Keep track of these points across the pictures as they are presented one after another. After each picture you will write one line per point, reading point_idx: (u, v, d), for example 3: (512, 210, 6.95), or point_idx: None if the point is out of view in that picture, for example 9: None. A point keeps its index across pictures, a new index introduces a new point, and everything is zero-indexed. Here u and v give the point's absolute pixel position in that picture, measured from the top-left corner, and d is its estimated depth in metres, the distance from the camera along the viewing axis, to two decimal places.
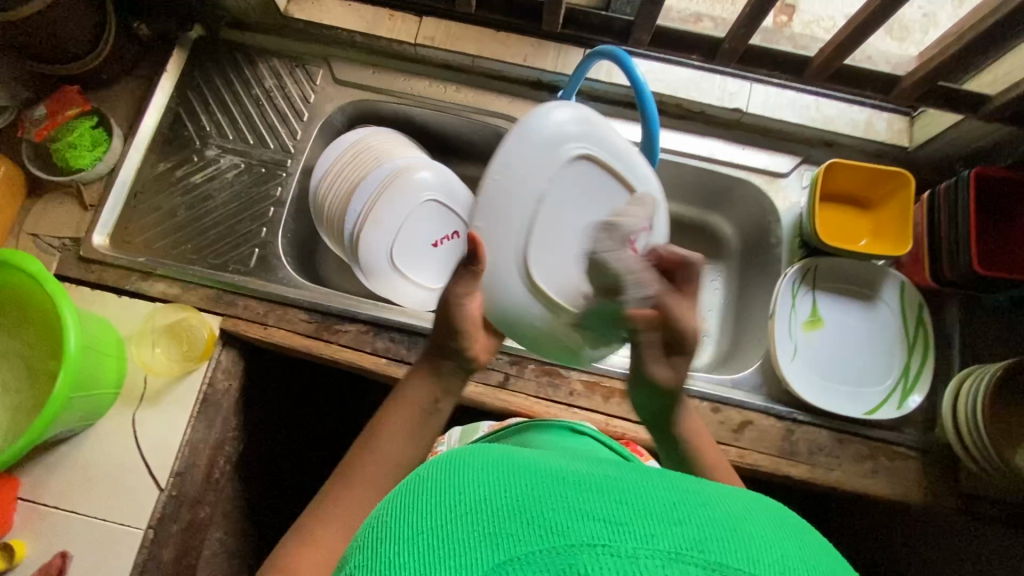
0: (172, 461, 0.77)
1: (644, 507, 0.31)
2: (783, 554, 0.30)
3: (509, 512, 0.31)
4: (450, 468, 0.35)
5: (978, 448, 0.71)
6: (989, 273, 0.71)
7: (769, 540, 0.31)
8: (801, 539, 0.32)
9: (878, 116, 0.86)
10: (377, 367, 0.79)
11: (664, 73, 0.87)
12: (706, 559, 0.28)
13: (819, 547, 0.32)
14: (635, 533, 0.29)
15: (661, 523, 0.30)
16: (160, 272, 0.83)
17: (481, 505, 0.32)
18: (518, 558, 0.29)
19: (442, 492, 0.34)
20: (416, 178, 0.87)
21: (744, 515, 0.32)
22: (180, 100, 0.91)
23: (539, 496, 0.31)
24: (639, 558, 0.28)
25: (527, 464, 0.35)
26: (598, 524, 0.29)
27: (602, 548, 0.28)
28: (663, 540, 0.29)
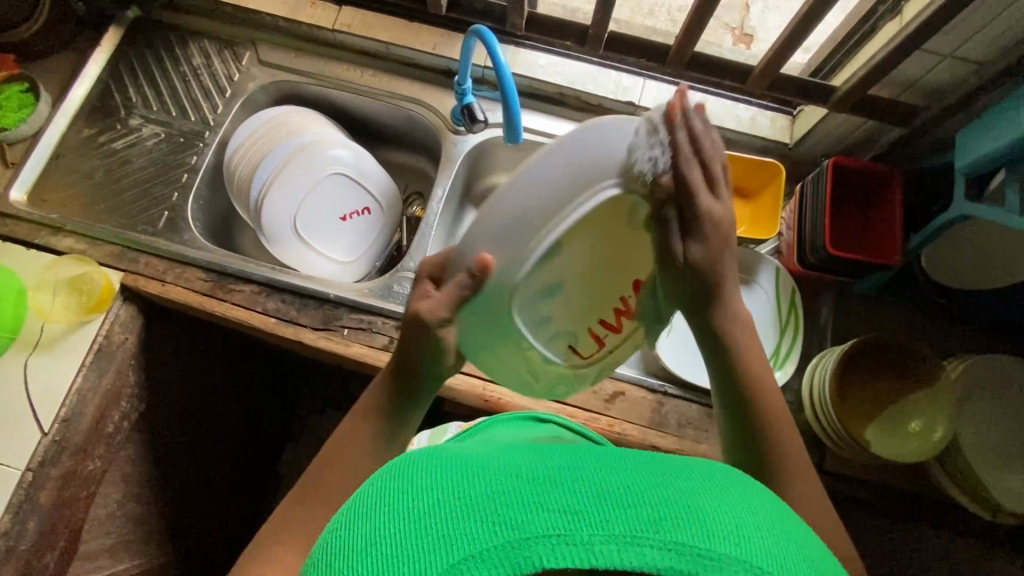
0: (59, 406, 0.79)
1: (597, 492, 0.30)
2: (739, 524, 0.31)
3: (466, 512, 0.30)
4: (408, 474, 0.34)
5: (828, 422, 0.73)
6: (840, 254, 0.75)
7: (725, 511, 0.31)
8: (754, 506, 0.33)
9: (762, 114, 0.91)
10: (265, 325, 0.82)
11: (563, 66, 0.93)
12: (662, 540, 0.28)
13: (772, 515, 0.33)
14: (591, 522, 0.29)
15: (615, 508, 0.29)
16: (69, 228, 0.86)
17: (437, 509, 0.31)
18: (475, 555, 0.28)
19: (395, 497, 0.33)
20: (325, 153, 0.92)
21: (700, 489, 0.32)
22: (111, 73, 0.97)
23: (497, 496, 0.30)
24: (594, 543, 0.28)
25: (484, 460, 0.34)
26: (555, 516, 0.29)
27: (558, 538, 0.28)
28: (618, 524, 0.29)
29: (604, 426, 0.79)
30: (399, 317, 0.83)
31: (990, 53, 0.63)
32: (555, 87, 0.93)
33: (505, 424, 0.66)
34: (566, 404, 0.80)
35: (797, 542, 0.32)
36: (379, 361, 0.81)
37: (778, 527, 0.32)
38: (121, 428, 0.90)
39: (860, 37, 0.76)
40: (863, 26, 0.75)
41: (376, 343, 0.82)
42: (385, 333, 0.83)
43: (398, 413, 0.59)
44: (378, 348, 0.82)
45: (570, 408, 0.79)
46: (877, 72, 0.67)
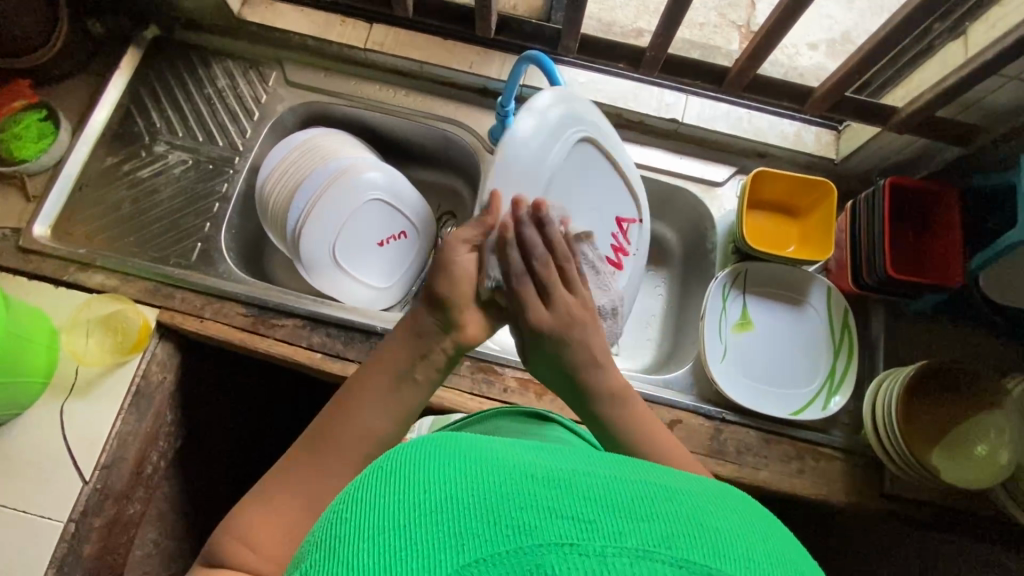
0: (99, 453, 0.76)
1: (609, 499, 0.26)
2: (749, 548, 0.26)
3: (470, 506, 0.25)
4: (406, 454, 0.29)
5: (895, 449, 0.72)
6: (903, 277, 0.74)
7: (737, 532, 0.26)
8: (767, 530, 0.28)
9: (806, 129, 0.90)
10: (310, 360, 0.80)
11: (603, 84, 0.91)
12: (675, 556, 0.24)
13: (783, 539, 0.28)
14: (604, 530, 0.24)
15: (629, 518, 0.25)
16: (98, 264, 0.82)
17: (435, 496, 0.26)
18: (481, 559, 0.24)
19: (391, 480, 0.28)
20: (362, 178, 0.89)
21: (710, 506, 0.28)
22: (132, 97, 0.93)
23: (506, 490, 0.26)
24: (608, 556, 0.23)
25: (485, 445, 0.29)
26: (566, 522, 0.24)
27: (569, 547, 0.24)
28: (633, 536, 0.24)
29: None
30: None
31: None
32: (596, 105, 0.91)
33: (514, 416, 0.64)
34: None
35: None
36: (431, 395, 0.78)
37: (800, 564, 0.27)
38: (159, 468, 0.87)
39: (917, 55, 0.75)
40: (921, 44, 0.74)
41: None
42: None
43: (412, 368, 0.54)
44: None
45: None
46: (944, 96, 0.66)
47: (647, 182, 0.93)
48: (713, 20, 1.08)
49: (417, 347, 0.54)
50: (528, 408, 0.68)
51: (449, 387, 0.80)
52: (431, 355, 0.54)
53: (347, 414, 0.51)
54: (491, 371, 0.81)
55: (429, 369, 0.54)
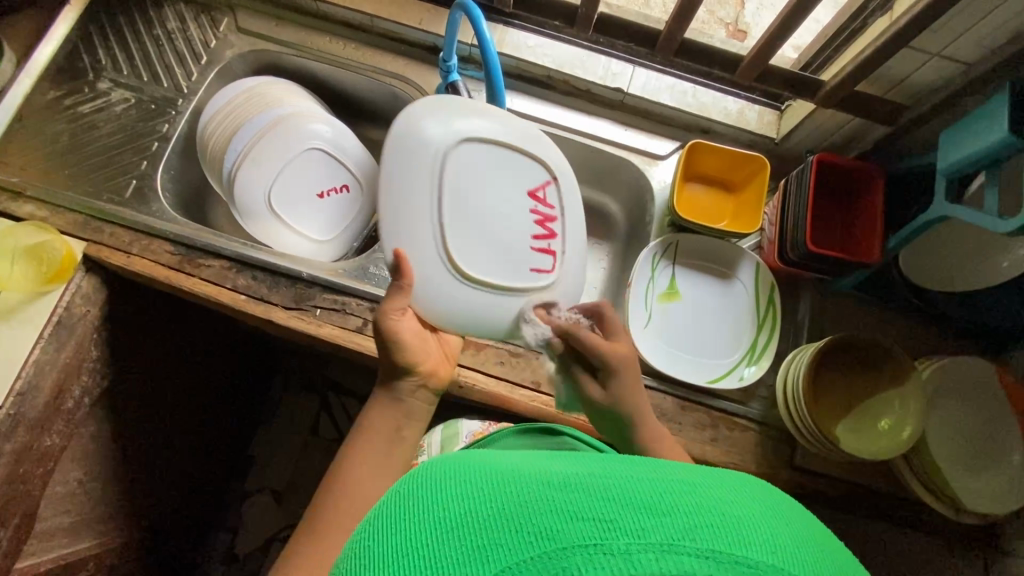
0: (13, 379, 0.76)
1: (628, 497, 0.28)
2: (772, 534, 0.28)
3: (497, 521, 0.28)
4: (438, 486, 0.32)
5: (799, 419, 0.73)
6: (821, 251, 0.74)
7: (757, 519, 0.29)
8: (786, 517, 0.30)
9: (750, 107, 0.91)
10: (233, 302, 0.79)
11: (552, 49, 0.91)
12: (697, 547, 0.26)
13: (803, 523, 0.31)
14: (625, 529, 0.27)
15: (648, 514, 0.27)
16: (29, 194, 0.83)
17: (468, 520, 0.29)
18: (508, 566, 0.26)
19: (425, 506, 0.31)
20: (303, 126, 0.89)
21: (732, 497, 0.30)
22: (81, 34, 0.93)
23: (529, 503, 0.28)
24: (633, 552, 0.26)
25: (505, 465, 0.33)
26: (589, 523, 0.27)
27: (596, 547, 0.26)
28: (657, 532, 0.26)
29: (579, 415, 0.78)
30: (374, 298, 0.81)
31: (979, 53, 0.62)
32: (543, 70, 0.91)
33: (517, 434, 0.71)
34: (540, 391, 0.79)
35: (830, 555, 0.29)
36: (353, 344, 0.79)
37: (817, 544, 0.30)
38: (81, 403, 0.87)
39: (850, 31, 0.75)
40: (856, 20, 0.74)
41: (349, 324, 0.80)
42: (358, 314, 0.81)
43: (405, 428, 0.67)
44: (352, 330, 0.80)
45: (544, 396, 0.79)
46: (864, 68, 0.67)
47: (591, 151, 0.93)
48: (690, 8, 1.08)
49: (398, 408, 0.67)
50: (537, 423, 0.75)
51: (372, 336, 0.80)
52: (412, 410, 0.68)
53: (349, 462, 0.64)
54: None
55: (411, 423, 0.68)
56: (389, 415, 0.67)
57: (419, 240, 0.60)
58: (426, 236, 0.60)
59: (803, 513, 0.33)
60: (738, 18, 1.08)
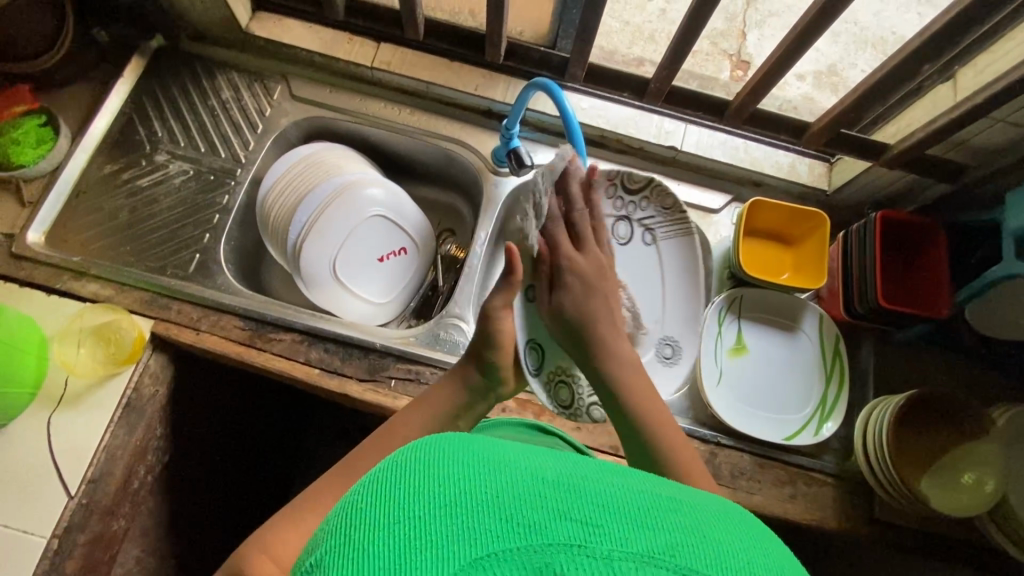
0: (86, 467, 0.74)
1: (618, 507, 0.29)
2: (750, 561, 0.29)
3: (487, 502, 0.28)
4: (425, 460, 0.31)
5: (886, 477, 0.74)
6: (892, 307, 0.76)
7: (737, 546, 0.30)
8: (767, 547, 0.31)
9: (800, 160, 0.93)
10: (306, 376, 0.79)
11: (605, 110, 0.93)
12: (678, 565, 0.27)
13: (780, 554, 0.32)
14: (612, 536, 0.27)
15: (635, 526, 0.28)
16: (93, 273, 0.81)
17: (457, 498, 0.29)
18: (495, 554, 0.26)
19: (415, 478, 0.30)
20: (365, 193, 0.89)
21: (714, 521, 0.31)
22: (134, 106, 0.93)
23: (515, 493, 0.29)
24: (614, 559, 0.27)
25: (498, 450, 0.33)
26: (578, 526, 0.28)
27: (579, 548, 0.27)
28: (637, 543, 0.27)
29: None
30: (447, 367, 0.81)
31: None
32: (598, 130, 0.93)
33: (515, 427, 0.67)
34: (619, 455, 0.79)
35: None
36: None
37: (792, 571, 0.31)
38: (146, 483, 0.85)
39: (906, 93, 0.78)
40: None
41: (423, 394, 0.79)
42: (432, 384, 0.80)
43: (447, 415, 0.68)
44: None
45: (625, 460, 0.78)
46: (934, 135, 0.69)
47: None
48: (704, 48, 1.11)
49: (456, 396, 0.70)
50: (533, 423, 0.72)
51: None
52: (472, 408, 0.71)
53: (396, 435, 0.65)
54: None
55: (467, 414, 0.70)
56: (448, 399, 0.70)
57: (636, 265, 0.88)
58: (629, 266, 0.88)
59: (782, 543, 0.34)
60: (739, 49, 1.11)
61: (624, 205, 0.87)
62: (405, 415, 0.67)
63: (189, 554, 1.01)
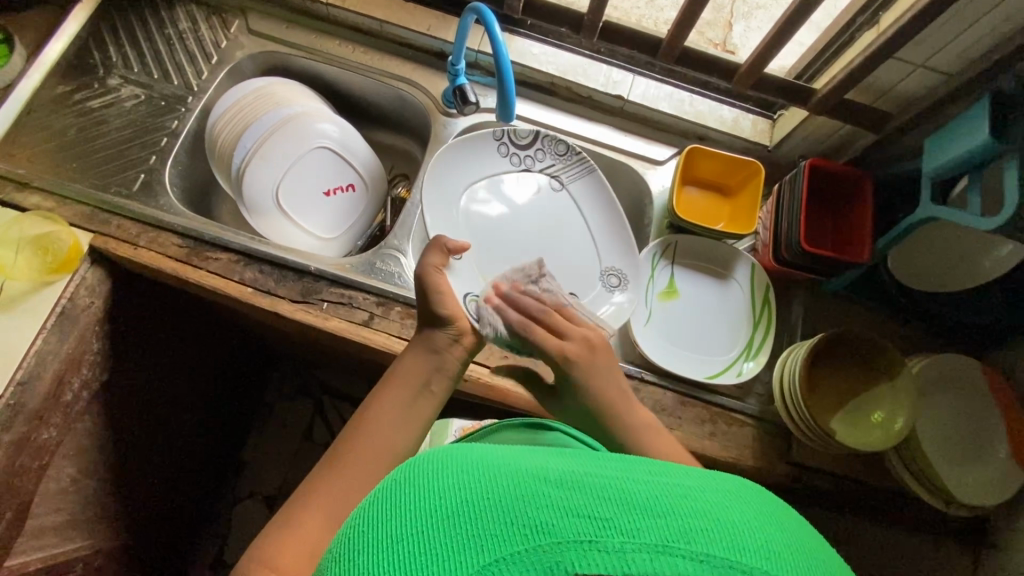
0: (13, 369, 0.75)
1: (626, 498, 0.30)
2: (765, 539, 0.30)
3: (494, 513, 0.29)
4: (437, 483, 0.33)
5: (798, 413, 0.75)
6: (814, 250, 0.78)
7: (751, 524, 0.30)
8: (783, 524, 0.32)
9: (745, 116, 0.95)
10: (240, 294, 0.80)
11: (555, 57, 0.95)
12: (693, 550, 0.28)
13: (795, 528, 0.33)
14: (621, 528, 0.28)
15: (643, 515, 0.29)
16: (36, 186, 0.83)
17: (463, 507, 0.30)
18: (504, 558, 0.28)
19: (420, 495, 0.32)
20: (312, 126, 0.91)
21: (726, 503, 0.31)
22: (92, 31, 0.94)
23: (519, 495, 0.30)
24: (627, 551, 0.28)
25: (502, 458, 0.34)
26: (584, 520, 0.29)
27: (590, 543, 0.28)
28: (650, 532, 0.28)
29: None
30: (380, 293, 0.82)
31: (960, 63, 0.66)
32: (546, 76, 0.95)
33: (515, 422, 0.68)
34: (544, 386, 0.81)
35: (815, 556, 0.31)
36: (360, 337, 0.79)
37: (810, 550, 0.31)
38: (81, 397, 0.86)
39: (840, 44, 0.80)
40: (842, 35, 0.78)
41: (355, 318, 0.81)
42: (364, 309, 0.82)
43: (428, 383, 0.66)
44: (358, 323, 0.81)
45: (548, 390, 0.80)
46: (855, 77, 0.71)
47: (590, 154, 0.97)
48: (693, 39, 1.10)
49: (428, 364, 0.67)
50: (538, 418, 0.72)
51: (378, 330, 0.81)
52: (443, 367, 0.67)
53: (368, 426, 0.61)
54: None
55: (440, 378, 0.66)
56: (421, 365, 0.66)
57: (474, 219, 0.89)
58: (478, 216, 0.89)
59: (799, 518, 0.35)
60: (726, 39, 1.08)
61: (520, 160, 0.92)
62: (388, 391, 0.64)
63: (127, 480, 1.02)
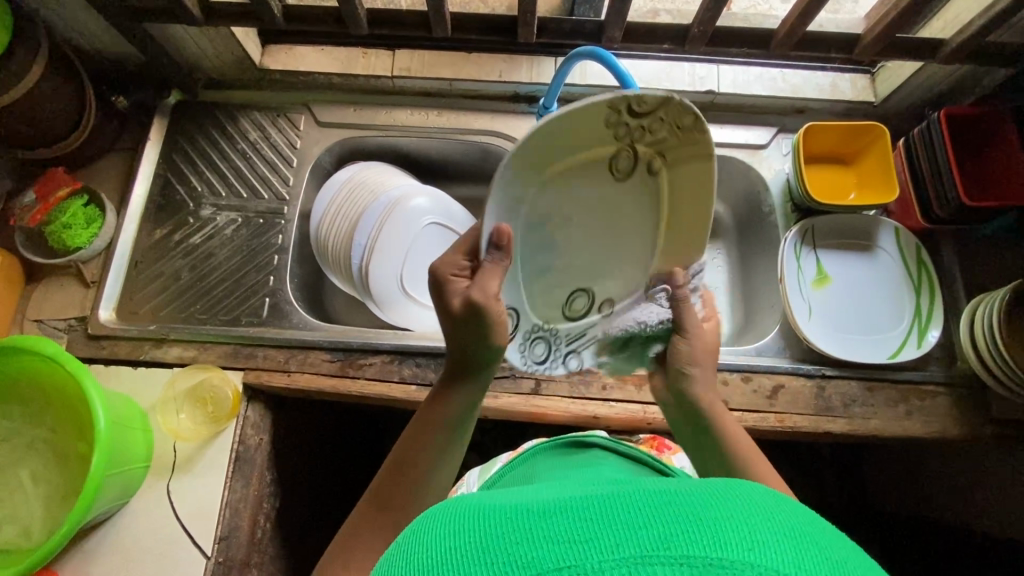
0: (215, 526, 0.74)
1: (609, 512, 0.26)
2: (763, 536, 0.26)
3: (467, 554, 0.26)
4: (409, 531, 0.31)
5: (1012, 376, 0.71)
6: (979, 203, 0.74)
7: (746, 518, 0.26)
8: (797, 517, 0.28)
9: (841, 77, 0.91)
10: (407, 394, 0.78)
11: (634, 68, 0.92)
12: (672, 556, 0.24)
13: (822, 527, 0.28)
14: (600, 547, 0.25)
15: (624, 528, 0.25)
16: (173, 337, 0.81)
17: (436, 554, 0.27)
18: None
19: (399, 554, 0.29)
20: (413, 205, 0.88)
21: (719, 499, 0.27)
22: (167, 166, 0.92)
23: (492, 532, 0.27)
24: (605, 571, 0.24)
25: (478, 500, 0.31)
26: (560, 547, 0.25)
27: (567, 570, 0.25)
28: (628, 546, 0.25)
29: (774, 423, 0.77)
30: None
31: None
32: None
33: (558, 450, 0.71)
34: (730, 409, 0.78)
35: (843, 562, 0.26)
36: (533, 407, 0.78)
37: (831, 546, 0.27)
38: (268, 530, 0.85)
39: None
40: None
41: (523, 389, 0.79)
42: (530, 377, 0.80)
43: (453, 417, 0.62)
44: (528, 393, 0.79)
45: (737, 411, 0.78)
46: (999, 20, 0.67)
47: None
48: None
49: (460, 393, 0.62)
50: (568, 437, 0.74)
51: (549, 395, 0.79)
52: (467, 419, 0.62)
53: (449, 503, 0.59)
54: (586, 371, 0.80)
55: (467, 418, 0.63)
56: (454, 399, 0.62)
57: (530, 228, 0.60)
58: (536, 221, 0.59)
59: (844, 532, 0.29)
60: None
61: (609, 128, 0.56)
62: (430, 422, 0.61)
63: None
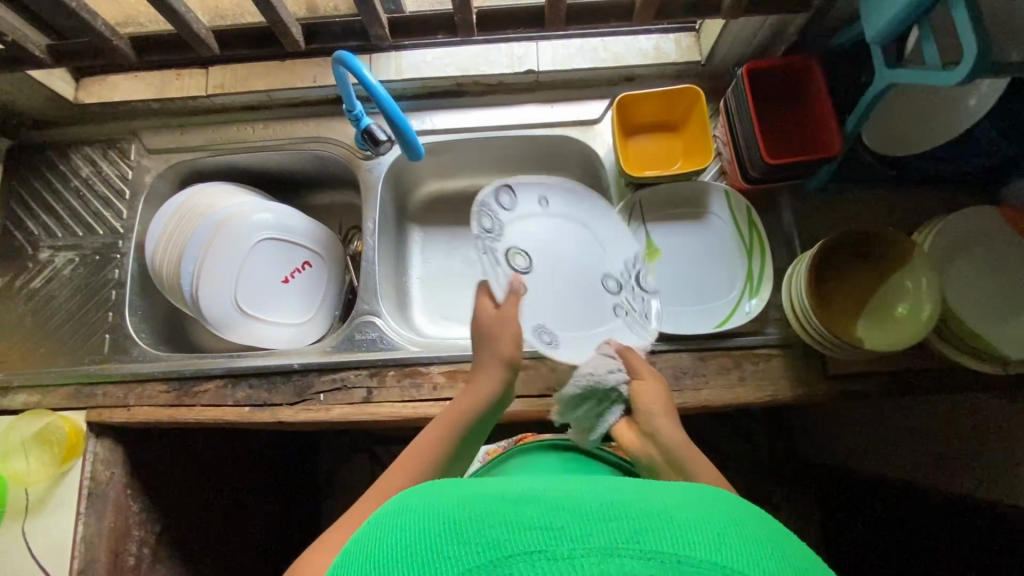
0: (69, 562, 0.77)
1: (579, 509, 0.29)
2: (718, 533, 0.29)
3: (452, 536, 0.29)
4: (403, 509, 0.33)
5: (820, 338, 0.71)
6: (782, 160, 0.71)
7: (706, 523, 0.29)
8: (744, 520, 0.31)
9: (665, 39, 0.87)
10: (239, 416, 0.79)
11: (451, 56, 0.89)
12: (639, 549, 0.27)
13: (781, 539, 0.31)
14: (571, 534, 0.27)
15: (594, 521, 0.28)
16: (17, 384, 0.84)
17: (422, 536, 0.29)
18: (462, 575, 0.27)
19: (382, 536, 0.31)
20: (246, 223, 0.88)
21: (681, 506, 0.30)
22: (4, 213, 0.92)
23: (478, 517, 0.29)
24: (576, 557, 0.26)
25: (462, 494, 0.33)
26: (536, 531, 0.28)
27: (539, 553, 0.27)
28: (600, 535, 0.27)
29: None
30: (369, 364, 0.81)
31: None
32: (450, 80, 0.89)
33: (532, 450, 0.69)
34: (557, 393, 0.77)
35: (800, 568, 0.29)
36: (367, 415, 0.78)
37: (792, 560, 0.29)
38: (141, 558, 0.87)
39: None
40: None
41: (354, 398, 0.79)
42: (360, 385, 0.80)
43: (470, 429, 0.63)
44: (359, 403, 0.79)
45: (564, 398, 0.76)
46: None
47: (527, 141, 0.91)
48: None
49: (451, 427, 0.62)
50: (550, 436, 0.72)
51: (380, 402, 0.79)
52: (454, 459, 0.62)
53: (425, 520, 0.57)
54: (417, 373, 0.80)
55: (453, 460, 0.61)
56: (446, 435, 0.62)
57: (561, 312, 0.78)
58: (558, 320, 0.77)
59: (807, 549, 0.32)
60: None
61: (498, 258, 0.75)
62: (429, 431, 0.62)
63: None
